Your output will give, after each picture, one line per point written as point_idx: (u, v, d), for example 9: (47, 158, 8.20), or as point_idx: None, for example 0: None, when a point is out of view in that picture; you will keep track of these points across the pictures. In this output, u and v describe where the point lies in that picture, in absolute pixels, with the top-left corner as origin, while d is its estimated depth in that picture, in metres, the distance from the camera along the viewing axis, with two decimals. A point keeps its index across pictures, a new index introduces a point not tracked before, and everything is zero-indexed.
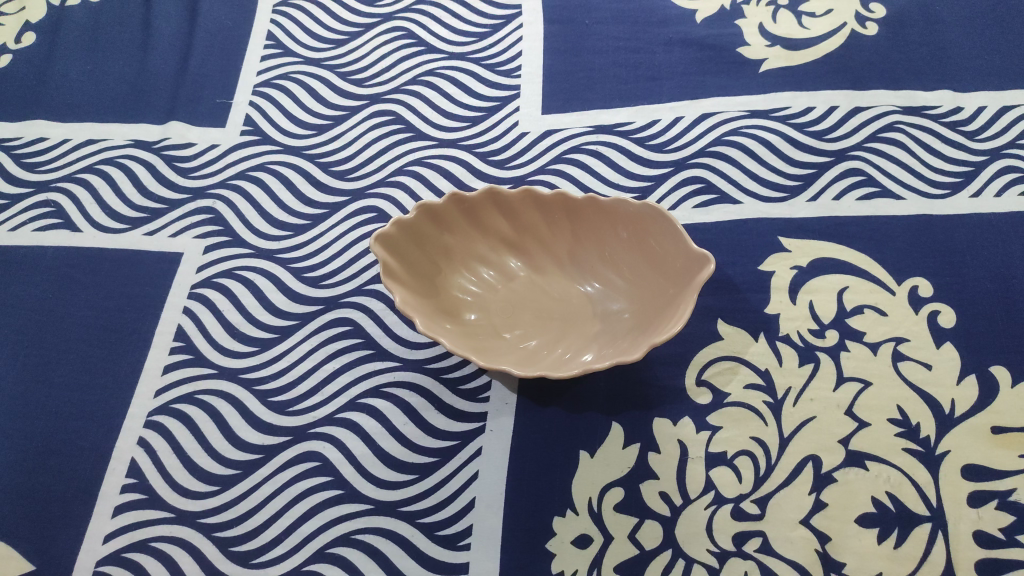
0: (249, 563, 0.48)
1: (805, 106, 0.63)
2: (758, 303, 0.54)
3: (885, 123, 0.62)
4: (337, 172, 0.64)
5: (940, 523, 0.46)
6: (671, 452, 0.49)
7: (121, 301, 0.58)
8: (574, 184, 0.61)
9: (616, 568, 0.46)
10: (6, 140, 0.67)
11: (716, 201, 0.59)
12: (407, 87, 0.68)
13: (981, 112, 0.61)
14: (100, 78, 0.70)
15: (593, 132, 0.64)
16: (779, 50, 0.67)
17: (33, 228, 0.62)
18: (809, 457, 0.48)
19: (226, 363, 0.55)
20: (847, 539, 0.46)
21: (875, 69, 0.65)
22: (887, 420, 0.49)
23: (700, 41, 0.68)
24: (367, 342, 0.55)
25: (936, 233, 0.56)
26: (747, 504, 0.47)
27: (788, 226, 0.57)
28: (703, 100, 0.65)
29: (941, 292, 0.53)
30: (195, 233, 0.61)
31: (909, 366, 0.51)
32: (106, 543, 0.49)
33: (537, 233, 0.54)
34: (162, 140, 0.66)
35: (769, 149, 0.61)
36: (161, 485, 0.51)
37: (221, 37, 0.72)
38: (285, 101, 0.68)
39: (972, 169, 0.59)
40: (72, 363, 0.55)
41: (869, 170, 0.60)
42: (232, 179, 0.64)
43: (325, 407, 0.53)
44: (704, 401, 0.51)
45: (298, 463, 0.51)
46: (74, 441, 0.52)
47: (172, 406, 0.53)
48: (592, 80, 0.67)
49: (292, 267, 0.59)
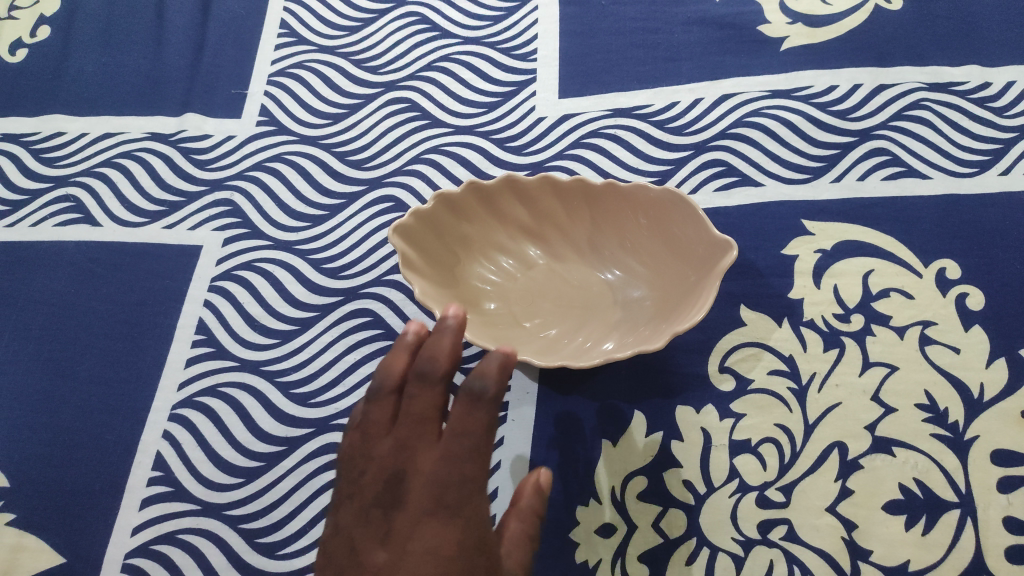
0: (275, 554, 0.48)
1: (829, 84, 0.62)
2: (780, 288, 0.53)
3: (911, 100, 0.60)
4: (353, 161, 0.63)
5: (969, 510, 0.46)
6: (694, 440, 0.49)
7: (142, 295, 0.58)
8: (593, 171, 0.60)
9: (639, 557, 0.46)
10: (24, 136, 0.67)
11: (737, 184, 0.58)
12: (422, 73, 0.67)
13: (1009, 87, 0.60)
14: (116, 71, 0.70)
15: (611, 115, 0.63)
16: (801, 27, 0.65)
17: (54, 223, 0.62)
18: (835, 444, 0.48)
19: (247, 356, 0.55)
20: (874, 526, 0.46)
21: (900, 45, 0.63)
22: (914, 405, 0.48)
23: (718, 20, 0.66)
24: (387, 332, 0.55)
25: (965, 213, 0.55)
26: (772, 492, 0.47)
27: (812, 209, 0.56)
28: (723, 80, 0.63)
29: (969, 274, 0.52)
30: (213, 226, 0.61)
31: (937, 350, 0.50)
32: (134, 536, 0.49)
33: (555, 221, 0.53)
34: (178, 132, 0.66)
35: (792, 130, 0.60)
36: (185, 478, 0.51)
37: (235, 25, 0.71)
38: (299, 90, 0.67)
39: (1001, 147, 0.57)
40: (96, 359, 0.56)
41: (895, 149, 0.58)
42: (250, 170, 0.63)
43: (347, 398, 0.53)
44: (727, 388, 0.50)
45: (322, 454, 0.51)
46: (100, 436, 0.52)
47: (195, 399, 0.54)
48: (610, 62, 0.66)
49: (311, 259, 0.59)
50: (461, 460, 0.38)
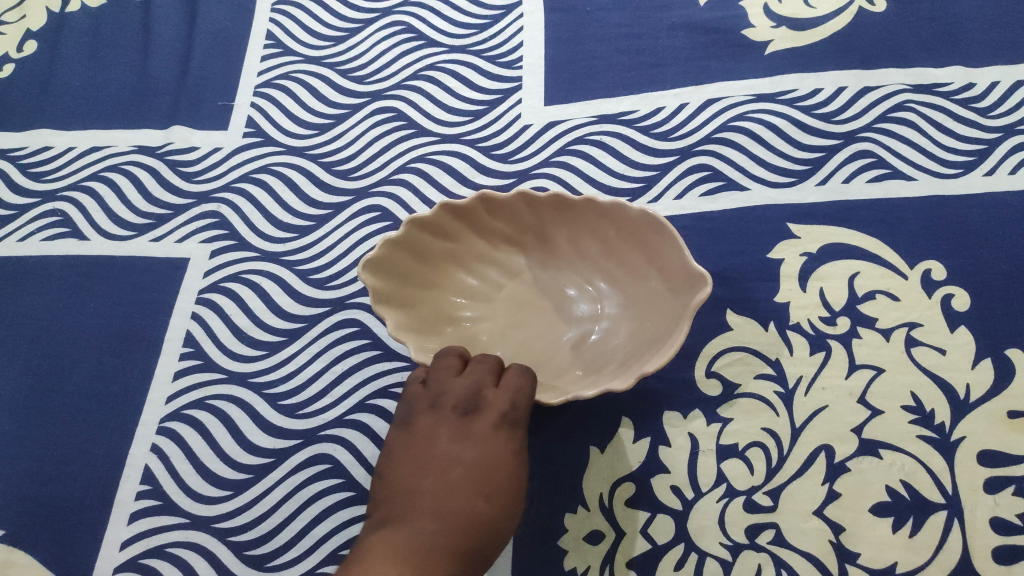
0: (264, 566, 0.49)
1: (813, 88, 0.62)
2: (766, 292, 0.53)
3: (895, 102, 0.60)
4: (339, 171, 0.64)
5: (956, 511, 0.46)
6: (682, 445, 0.49)
7: (130, 308, 0.58)
8: (579, 177, 0.61)
9: (628, 563, 0.46)
10: (12, 151, 0.67)
11: (723, 189, 0.58)
12: (408, 82, 0.68)
13: (993, 88, 0.60)
14: (102, 84, 0.70)
15: (597, 121, 0.63)
16: (785, 31, 0.65)
17: (41, 238, 0.62)
18: (821, 447, 0.48)
19: (235, 368, 0.55)
20: (862, 529, 0.46)
21: (884, 47, 0.63)
22: (901, 407, 0.49)
23: (703, 24, 0.66)
24: (374, 342, 0.55)
25: (950, 214, 0.55)
26: (759, 496, 0.47)
27: (797, 212, 0.56)
28: (708, 85, 0.63)
29: (954, 275, 0.52)
30: (200, 238, 0.61)
31: (923, 351, 0.50)
32: (123, 550, 0.50)
33: (539, 232, 0.53)
34: (165, 144, 0.66)
35: (776, 134, 0.60)
36: (174, 491, 0.51)
37: (221, 37, 0.71)
38: (286, 101, 0.67)
39: (985, 147, 0.58)
40: (84, 373, 0.56)
41: (879, 152, 0.58)
42: (237, 182, 0.63)
43: (335, 409, 0.53)
44: (714, 393, 0.50)
45: (309, 466, 0.51)
46: (88, 450, 0.53)
47: (183, 411, 0.54)
48: (595, 69, 0.66)
49: (298, 270, 0.59)
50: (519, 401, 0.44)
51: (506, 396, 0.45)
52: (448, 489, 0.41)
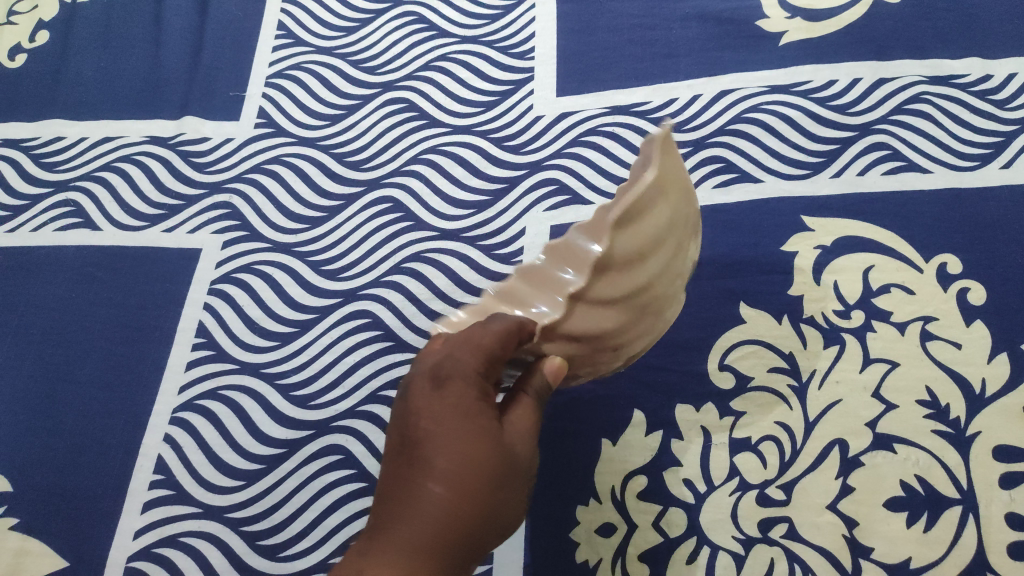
0: (277, 557, 0.49)
1: (828, 79, 0.61)
2: (780, 284, 0.53)
3: (911, 94, 0.60)
4: (351, 162, 0.63)
5: (971, 506, 0.45)
6: (694, 438, 0.49)
7: (142, 299, 0.58)
8: (591, 168, 0.60)
9: (640, 556, 0.46)
10: (25, 141, 0.67)
11: (736, 181, 0.58)
12: (420, 73, 0.67)
13: (1010, 80, 0.59)
14: (114, 75, 0.70)
15: (610, 113, 0.63)
16: (800, 22, 0.64)
17: (54, 228, 0.62)
18: (835, 441, 0.48)
19: (247, 359, 0.55)
20: (876, 524, 0.46)
21: (900, 38, 0.62)
22: (915, 402, 0.48)
23: (717, 15, 0.66)
24: (386, 333, 0.55)
25: (966, 207, 0.54)
26: (772, 490, 0.47)
27: (812, 205, 0.56)
28: (722, 76, 0.63)
29: (971, 269, 0.52)
30: (212, 229, 0.61)
31: (938, 345, 0.50)
32: (136, 539, 0.50)
33: None
34: (177, 135, 0.66)
35: (791, 126, 0.60)
36: (187, 481, 0.51)
37: (233, 28, 0.71)
38: (297, 92, 0.67)
39: (1003, 139, 0.57)
40: (97, 363, 0.56)
41: (895, 144, 0.58)
42: (248, 172, 0.63)
43: (346, 400, 0.53)
44: (727, 386, 0.50)
45: (322, 456, 0.51)
46: (101, 439, 0.53)
47: (195, 402, 0.54)
48: (608, 59, 0.65)
49: (310, 261, 0.59)
50: (457, 351, 0.38)
51: (449, 351, 0.38)
52: (410, 481, 0.36)
